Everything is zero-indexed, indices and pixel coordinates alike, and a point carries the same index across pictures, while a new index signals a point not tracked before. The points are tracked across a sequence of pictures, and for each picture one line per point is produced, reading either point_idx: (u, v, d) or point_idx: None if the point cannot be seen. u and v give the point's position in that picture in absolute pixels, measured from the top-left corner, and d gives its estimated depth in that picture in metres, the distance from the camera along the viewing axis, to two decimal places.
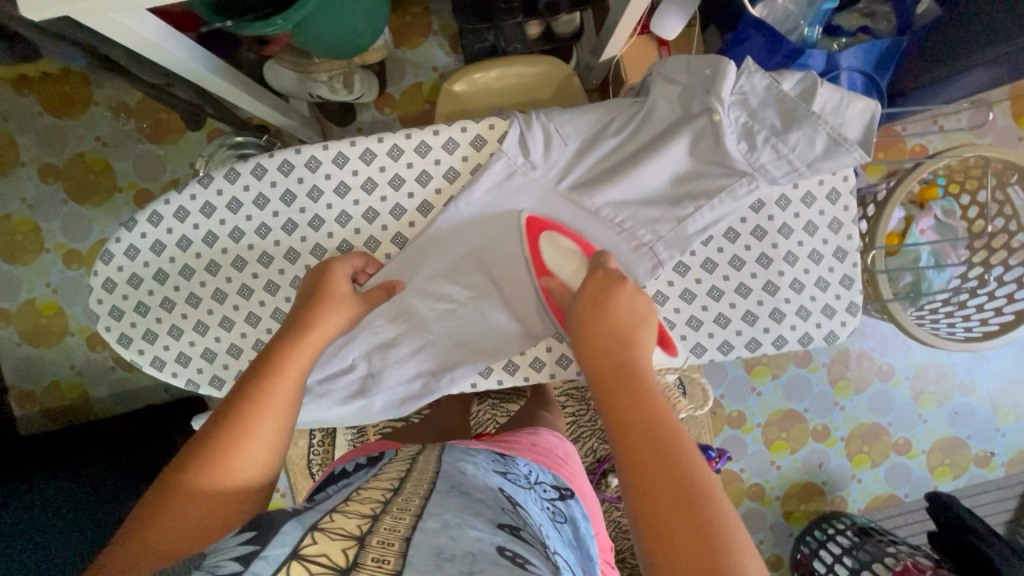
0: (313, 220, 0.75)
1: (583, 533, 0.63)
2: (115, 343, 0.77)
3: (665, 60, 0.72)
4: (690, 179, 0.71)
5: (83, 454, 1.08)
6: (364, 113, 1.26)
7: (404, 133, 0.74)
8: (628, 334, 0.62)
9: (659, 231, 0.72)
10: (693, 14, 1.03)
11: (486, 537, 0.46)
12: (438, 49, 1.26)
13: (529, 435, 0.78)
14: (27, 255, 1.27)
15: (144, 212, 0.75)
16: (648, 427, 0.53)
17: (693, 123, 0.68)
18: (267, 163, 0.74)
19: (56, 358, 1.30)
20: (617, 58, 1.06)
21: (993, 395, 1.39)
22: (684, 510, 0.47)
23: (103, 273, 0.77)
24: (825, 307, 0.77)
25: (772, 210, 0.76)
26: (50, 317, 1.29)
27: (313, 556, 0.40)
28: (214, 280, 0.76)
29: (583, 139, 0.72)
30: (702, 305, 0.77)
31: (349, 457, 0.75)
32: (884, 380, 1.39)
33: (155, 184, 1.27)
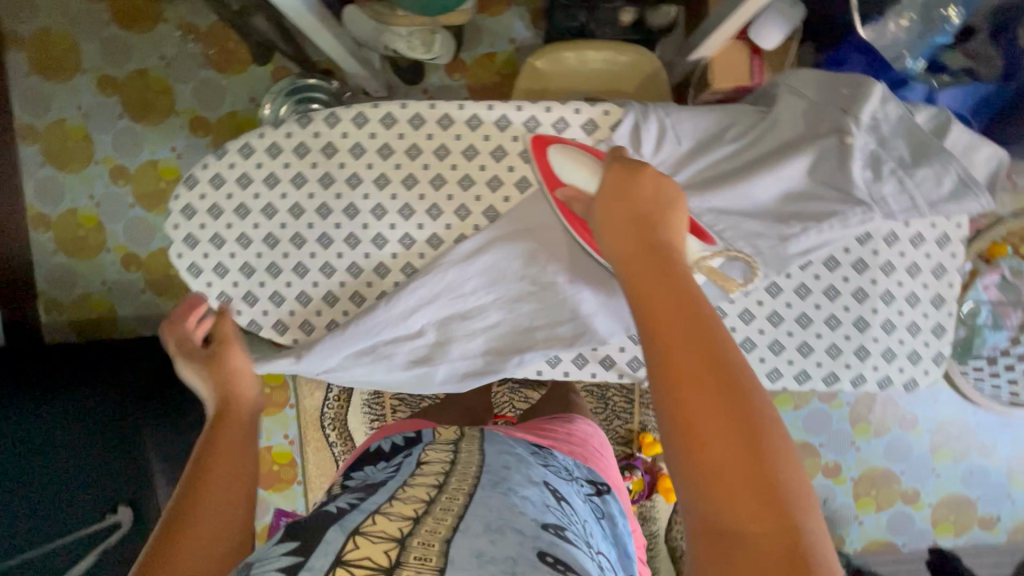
0: (406, 179, 0.74)
1: (619, 530, 0.66)
2: (184, 272, 0.76)
3: (795, 74, 0.71)
4: (801, 199, 0.69)
5: (111, 368, 1.10)
6: (433, 75, 1.24)
7: (515, 105, 0.74)
8: (652, 218, 0.54)
9: (759, 246, 0.68)
10: (795, 27, 0.99)
11: (528, 539, 0.49)
12: (518, 21, 1.23)
13: (565, 425, 0.83)
14: (75, 163, 1.26)
15: (236, 142, 0.74)
16: (682, 318, 0.45)
17: (822, 141, 0.67)
18: (371, 113, 0.73)
19: (89, 271, 1.29)
20: (707, 59, 1.02)
21: (1010, 462, 1.37)
22: (724, 404, 0.41)
23: (183, 199, 0.74)
24: (911, 353, 0.76)
25: (879, 244, 0.73)
26: (89, 230, 1.28)
27: (356, 560, 0.43)
28: (295, 224, 0.74)
29: (696, 140, 0.71)
30: (788, 331, 0.76)
31: (384, 433, 0.80)
32: (905, 428, 1.37)
33: (212, 114, 1.25)
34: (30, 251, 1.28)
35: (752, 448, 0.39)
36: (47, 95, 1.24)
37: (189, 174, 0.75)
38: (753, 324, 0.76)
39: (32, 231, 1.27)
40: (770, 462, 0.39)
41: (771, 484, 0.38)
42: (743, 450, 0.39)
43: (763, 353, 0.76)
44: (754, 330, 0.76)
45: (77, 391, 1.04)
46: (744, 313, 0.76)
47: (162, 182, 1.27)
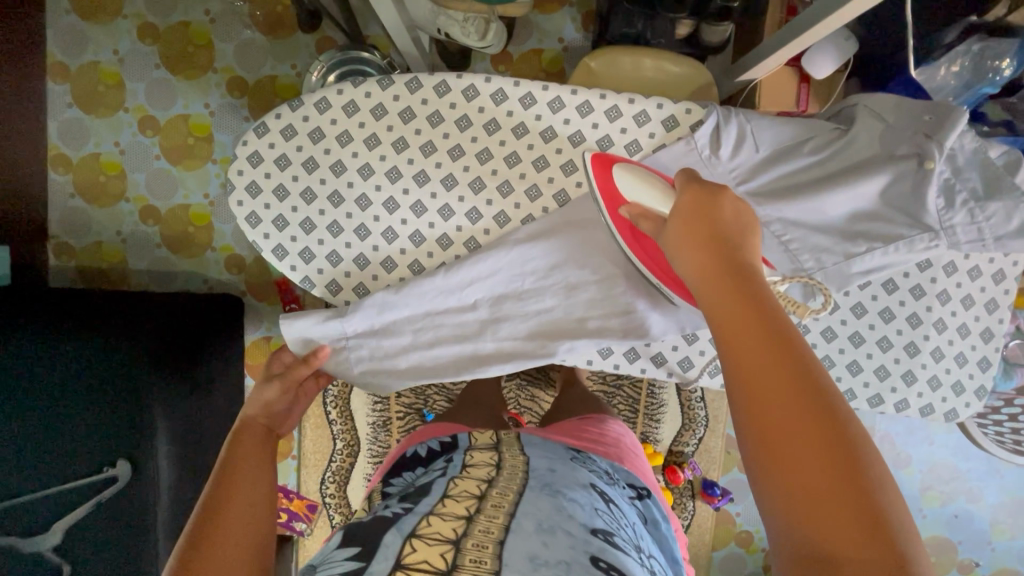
0: (480, 153, 0.74)
1: (663, 532, 0.69)
2: (243, 220, 0.75)
3: (871, 96, 0.72)
4: (870, 219, 0.71)
5: (129, 315, 1.07)
6: (478, 65, 1.23)
7: (600, 92, 0.73)
8: (728, 240, 0.54)
9: (824, 260, 0.71)
10: (847, 61, 1.00)
11: (580, 543, 0.50)
12: (569, 22, 1.23)
13: (599, 425, 0.85)
14: (104, 108, 1.23)
15: (313, 95, 0.73)
16: (767, 346, 0.45)
17: (899, 164, 0.69)
18: (453, 83, 0.73)
19: (104, 220, 1.27)
20: (755, 83, 1.03)
21: (995, 510, 1.40)
22: (817, 431, 0.41)
23: (252, 146, 0.73)
24: (955, 383, 0.78)
25: (937, 273, 0.76)
26: (110, 177, 1.25)
27: (415, 564, 0.45)
28: (363, 185, 0.74)
29: (774, 148, 0.72)
30: (841, 347, 0.76)
31: (418, 439, 0.80)
32: (898, 467, 1.39)
33: (252, 75, 1.24)
34: (45, 192, 1.25)
35: (852, 477, 0.39)
36: (84, 35, 1.22)
37: (260, 121, 0.74)
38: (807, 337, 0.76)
39: (51, 171, 1.24)
40: (871, 490, 0.39)
41: (873, 513, 0.38)
42: (842, 479, 0.39)
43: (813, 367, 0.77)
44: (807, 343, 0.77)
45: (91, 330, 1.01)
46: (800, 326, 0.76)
47: (193, 137, 1.25)
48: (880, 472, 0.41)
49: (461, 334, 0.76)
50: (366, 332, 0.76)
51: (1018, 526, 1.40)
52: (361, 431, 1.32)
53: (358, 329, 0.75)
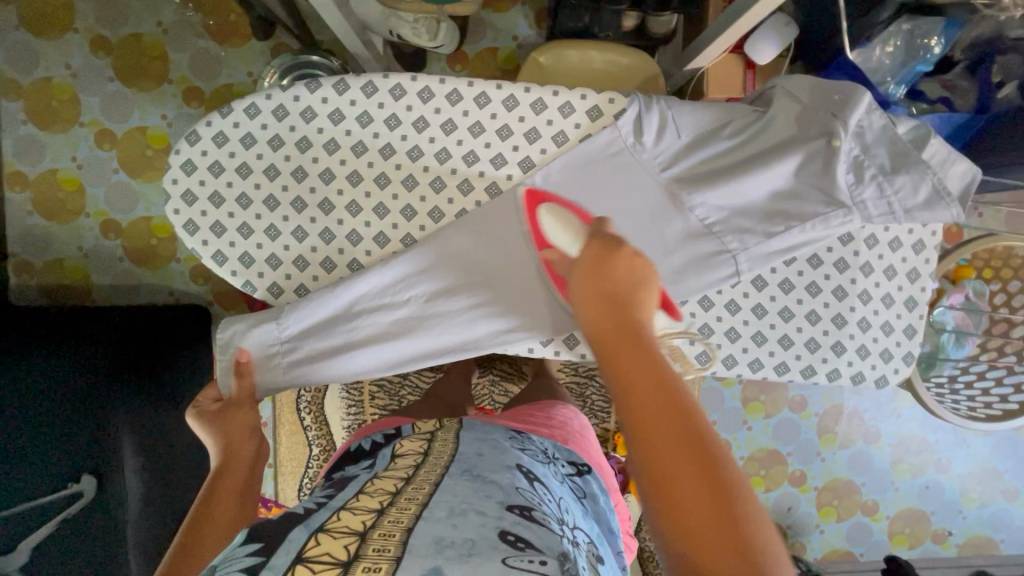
0: (411, 150, 0.75)
1: (601, 507, 0.75)
2: (180, 228, 0.75)
3: (789, 79, 0.75)
4: (788, 197, 0.73)
5: (90, 332, 1.07)
6: (435, 65, 1.25)
7: (524, 86, 0.74)
8: (622, 299, 0.57)
9: (746, 241, 0.73)
10: (788, 46, 1.03)
11: (491, 522, 0.51)
12: (522, 19, 1.25)
13: (546, 410, 0.91)
14: (60, 124, 1.23)
15: (242, 101, 0.73)
16: (653, 396, 0.48)
17: (811, 143, 0.70)
18: (380, 84, 0.73)
19: (65, 236, 1.25)
20: (702, 70, 1.06)
21: (964, 479, 1.43)
22: (707, 479, 0.44)
23: (185, 154, 0.74)
24: (883, 351, 0.80)
25: (859, 246, 0.78)
26: (69, 193, 1.24)
27: (316, 557, 0.45)
28: (297, 188, 0.75)
29: (695, 133, 0.73)
30: (771, 323, 0.78)
31: (365, 432, 0.84)
32: (868, 442, 1.42)
33: (207, 85, 1.24)
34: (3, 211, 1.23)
35: (739, 530, 0.42)
36: (35, 51, 1.21)
37: (192, 129, 0.74)
38: (738, 316, 0.78)
39: (8, 189, 1.23)
40: (752, 536, 0.42)
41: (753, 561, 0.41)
42: (728, 531, 0.42)
43: (746, 344, 0.79)
44: (739, 321, 0.78)
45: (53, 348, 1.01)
46: (730, 304, 0.78)
47: (150, 149, 1.24)
48: (763, 519, 0.43)
49: (393, 332, 0.75)
50: (300, 334, 0.76)
51: (988, 494, 1.44)
52: (336, 435, 1.32)
53: (292, 331, 0.76)
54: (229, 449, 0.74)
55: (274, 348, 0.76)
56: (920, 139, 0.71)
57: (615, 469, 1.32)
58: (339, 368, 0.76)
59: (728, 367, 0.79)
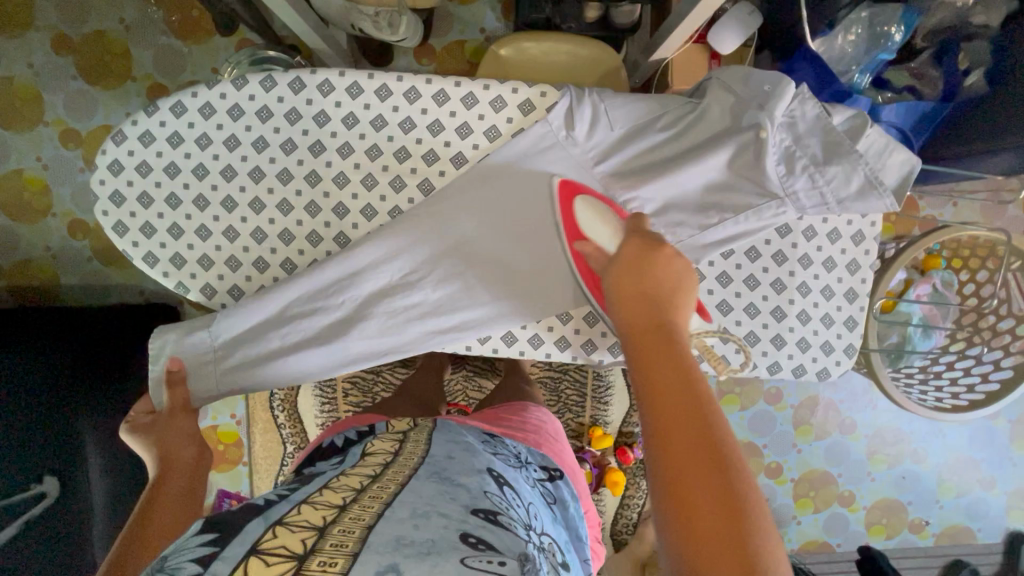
0: (341, 147, 0.74)
1: (570, 513, 0.76)
2: (109, 229, 0.74)
3: (723, 69, 0.73)
4: (720, 189, 0.72)
5: (49, 334, 1.06)
6: (401, 59, 1.23)
7: (453, 81, 0.73)
8: (662, 300, 0.59)
9: (679, 234, 0.73)
10: (752, 35, 1.02)
11: (454, 525, 0.52)
12: (489, 12, 1.23)
13: (520, 414, 0.91)
14: (23, 123, 1.22)
15: (169, 100, 0.73)
16: (684, 394, 0.51)
17: (740, 135, 0.69)
18: (307, 79, 0.72)
19: (32, 236, 1.25)
20: (667, 61, 1.04)
21: (941, 469, 1.43)
22: (714, 478, 0.46)
23: (112, 154, 0.73)
24: (824, 343, 0.79)
25: (797, 238, 0.78)
26: (35, 193, 1.24)
27: (271, 549, 0.45)
28: (226, 186, 0.74)
29: (630, 126, 0.73)
30: (709, 317, 0.78)
31: (338, 429, 0.83)
32: (844, 433, 1.42)
33: (171, 82, 1.22)
34: None
35: (738, 529, 0.44)
36: None
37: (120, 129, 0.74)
38: None
39: None
40: (746, 534, 0.43)
41: (750, 557, 0.42)
42: (726, 528, 0.44)
43: None
44: None
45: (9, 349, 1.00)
46: None
47: None
48: (767, 522, 0.45)
49: (324, 336, 0.74)
50: (232, 341, 0.75)
51: (965, 483, 1.44)
52: (310, 432, 1.31)
53: (225, 336, 0.75)
54: (166, 455, 0.74)
55: (207, 354, 0.76)
56: (855, 129, 0.69)
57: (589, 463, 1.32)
58: (272, 372, 0.75)
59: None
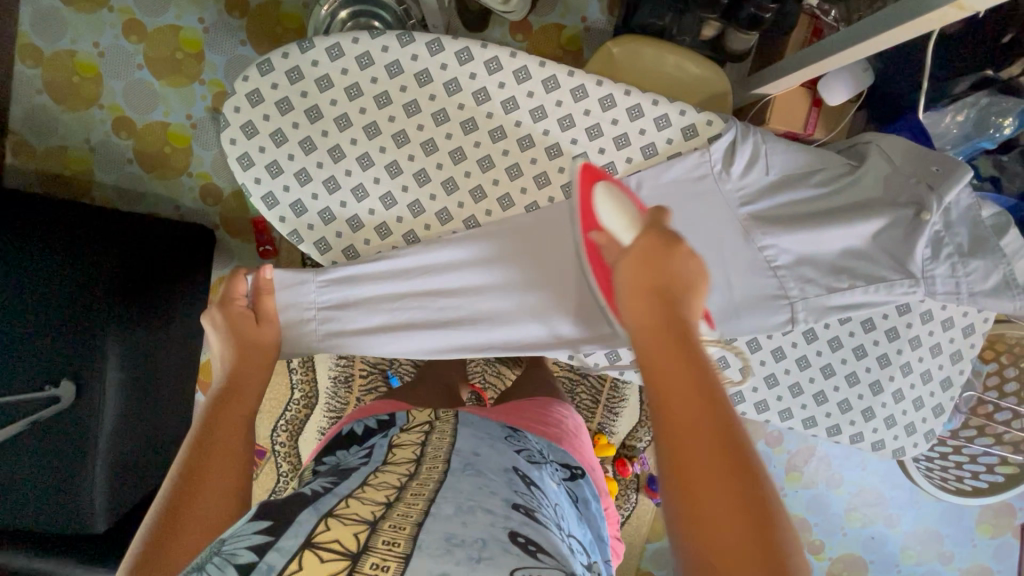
0: (495, 131, 0.75)
1: (591, 511, 0.77)
2: (234, 159, 0.73)
3: (886, 138, 0.77)
4: (858, 257, 0.75)
5: (90, 229, 1.01)
6: (495, 30, 1.19)
7: (625, 88, 0.75)
8: (675, 296, 0.55)
9: (807, 291, 0.76)
10: (860, 93, 1.01)
11: (500, 523, 0.51)
12: (595, 3, 1.20)
13: (541, 407, 0.91)
14: (87, 4, 1.14)
15: (327, 40, 0.72)
16: (690, 405, 0.48)
17: (897, 210, 0.73)
18: (477, 53, 0.73)
19: (73, 124, 1.18)
20: (769, 98, 1.03)
21: (908, 537, 1.50)
22: (727, 488, 0.44)
23: (253, 83, 0.72)
24: (908, 425, 0.87)
25: (913, 319, 0.83)
26: (85, 80, 1.16)
27: (324, 544, 0.46)
28: (366, 143, 0.74)
29: (782, 174, 0.76)
30: (811, 376, 0.84)
31: (357, 416, 0.83)
32: (829, 486, 1.47)
33: None
34: (10, 84, 1.15)
35: (768, 537, 0.42)
36: None
37: (265, 58, 0.72)
38: (782, 363, 0.83)
39: (17, 62, 1.15)
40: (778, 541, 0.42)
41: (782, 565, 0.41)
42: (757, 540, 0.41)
43: (782, 393, 0.84)
44: (781, 368, 0.83)
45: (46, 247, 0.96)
46: (777, 351, 0.83)
47: (181, 52, 1.17)
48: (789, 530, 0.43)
49: (435, 319, 0.76)
50: (338, 304, 0.75)
51: (926, 554, 1.51)
52: (321, 384, 1.29)
53: (330, 299, 0.75)
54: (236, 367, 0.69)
55: (311, 313, 0.75)
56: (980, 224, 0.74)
57: None
58: (372, 345, 0.75)
59: (760, 410, 0.85)
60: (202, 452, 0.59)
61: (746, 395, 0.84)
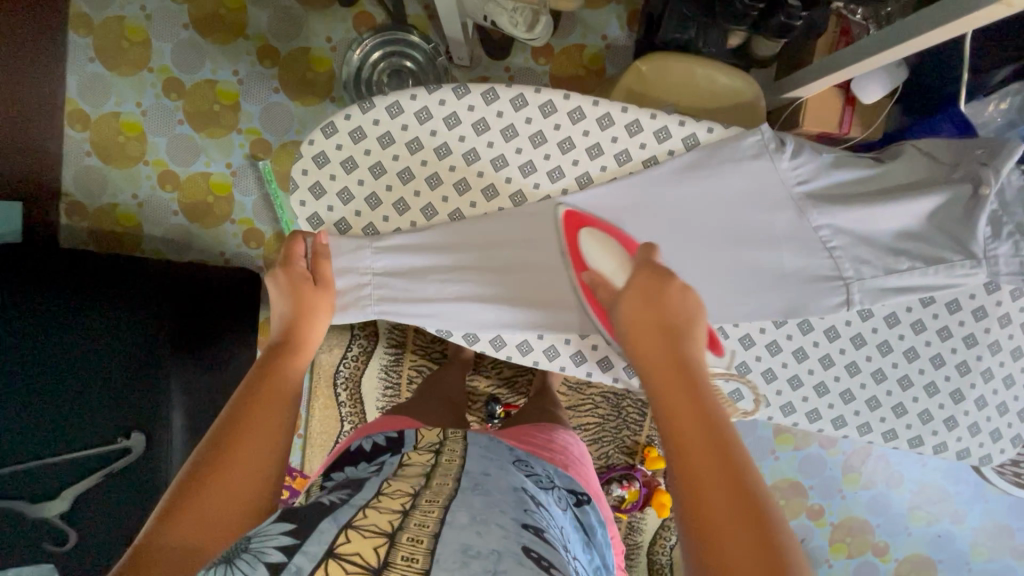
0: (552, 171, 0.76)
1: (597, 541, 0.67)
2: (305, 220, 0.76)
3: (923, 140, 0.78)
4: (914, 238, 0.73)
5: (154, 283, 1.05)
6: (517, 56, 1.21)
7: (680, 120, 0.75)
8: (676, 327, 0.58)
9: (863, 271, 0.74)
10: (894, 89, 1.00)
11: (512, 535, 0.49)
12: (614, 20, 1.21)
13: (549, 431, 0.83)
14: (128, 67, 1.20)
15: (386, 98, 0.74)
16: (691, 425, 0.50)
17: (957, 186, 0.71)
18: (531, 98, 0.75)
19: (120, 182, 1.23)
20: (802, 100, 1.02)
21: (976, 533, 1.45)
22: (727, 503, 0.45)
23: (318, 146, 0.75)
24: (993, 430, 0.85)
25: (991, 325, 0.83)
26: (130, 138, 1.22)
27: (347, 556, 0.43)
28: (428, 194, 0.76)
29: (837, 156, 0.75)
30: (889, 390, 0.83)
31: (365, 433, 0.72)
32: (889, 486, 1.43)
33: (285, 46, 1.20)
34: (62, 149, 1.21)
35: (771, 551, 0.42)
36: None
37: (327, 120, 0.75)
38: (858, 377, 0.82)
39: (67, 127, 1.20)
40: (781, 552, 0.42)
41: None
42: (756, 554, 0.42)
43: (861, 407, 0.83)
44: (858, 383, 0.83)
45: (120, 301, 1.00)
46: (852, 366, 0.82)
47: (218, 104, 1.21)
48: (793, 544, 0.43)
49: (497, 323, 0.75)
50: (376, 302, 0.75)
51: (997, 549, 1.45)
52: (369, 414, 1.31)
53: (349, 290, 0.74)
54: (294, 324, 0.66)
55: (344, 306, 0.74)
56: None
57: (640, 481, 1.30)
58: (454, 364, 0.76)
59: (837, 426, 0.84)
60: (245, 422, 0.55)
61: (823, 411, 0.83)
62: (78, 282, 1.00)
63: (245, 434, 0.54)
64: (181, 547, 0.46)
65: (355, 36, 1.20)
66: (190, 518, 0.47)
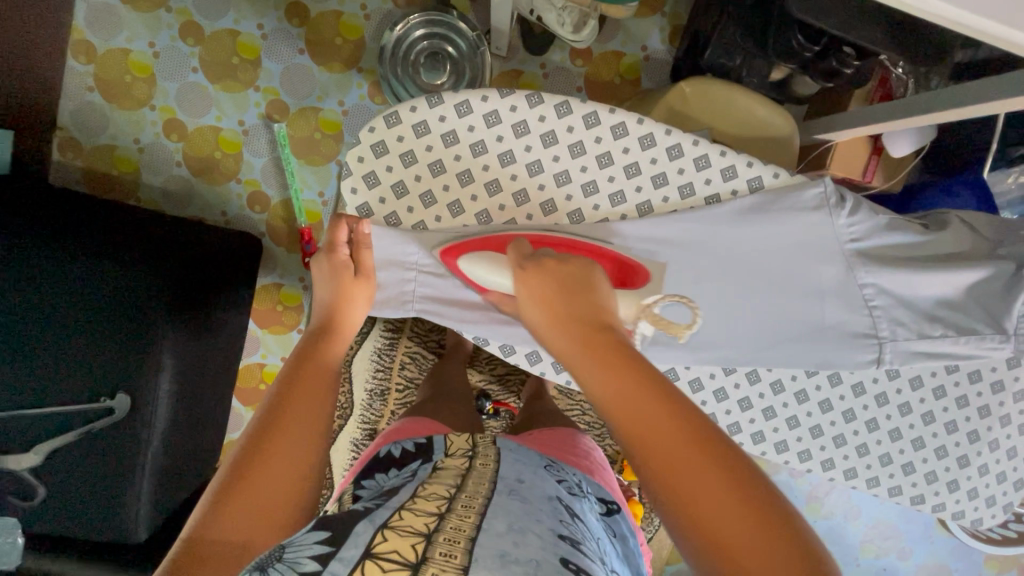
0: (614, 194, 0.76)
1: (630, 548, 0.67)
2: (355, 208, 0.74)
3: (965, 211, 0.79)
4: (951, 307, 0.74)
5: (155, 246, 0.98)
6: (555, 53, 1.18)
7: (748, 161, 0.75)
8: (594, 315, 0.54)
9: (897, 332, 0.75)
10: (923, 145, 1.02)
11: (551, 545, 0.45)
12: (656, 32, 1.19)
13: (572, 434, 0.83)
14: (145, 3, 1.13)
15: (456, 95, 0.72)
16: (644, 416, 0.45)
17: (1002, 263, 0.72)
18: (604, 117, 0.74)
19: (122, 124, 1.16)
20: (832, 143, 1.02)
21: (919, 569, 1.53)
22: (709, 476, 0.42)
23: (379, 134, 0.72)
24: (989, 497, 0.88)
25: (1006, 398, 0.84)
26: (138, 79, 1.15)
27: (385, 554, 0.41)
28: (485, 200, 0.75)
29: (889, 220, 0.75)
30: (901, 448, 0.86)
31: (394, 437, 0.72)
32: (847, 518, 1.50)
33: (316, 6, 1.15)
34: (61, 80, 1.13)
35: (761, 506, 0.41)
36: None
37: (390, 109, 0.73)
38: (874, 434, 0.86)
39: (70, 58, 1.13)
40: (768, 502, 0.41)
41: (787, 532, 0.40)
42: (756, 521, 0.40)
43: (871, 461, 0.87)
44: (873, 438, 0.86)
45: (120, 260, 0.94)
46: (870, 422, 0.85)
47: (237, 57, 1.15)
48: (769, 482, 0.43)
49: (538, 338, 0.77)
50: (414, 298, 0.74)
51: None
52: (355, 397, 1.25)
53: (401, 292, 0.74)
54: (331, 313, 0.67)
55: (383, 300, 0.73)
56: None
57: None
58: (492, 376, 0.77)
59: (847, 476, 0.88)
60: (286, 409, 0.55)
61: (836, 460, 0.87)
62: (75, 232, 0.94)
63: (287, 421, 0.54)
64: (224, 540, 0.46)
65: (391, 7, 1.16)
66: (239, 506, 0.48)
